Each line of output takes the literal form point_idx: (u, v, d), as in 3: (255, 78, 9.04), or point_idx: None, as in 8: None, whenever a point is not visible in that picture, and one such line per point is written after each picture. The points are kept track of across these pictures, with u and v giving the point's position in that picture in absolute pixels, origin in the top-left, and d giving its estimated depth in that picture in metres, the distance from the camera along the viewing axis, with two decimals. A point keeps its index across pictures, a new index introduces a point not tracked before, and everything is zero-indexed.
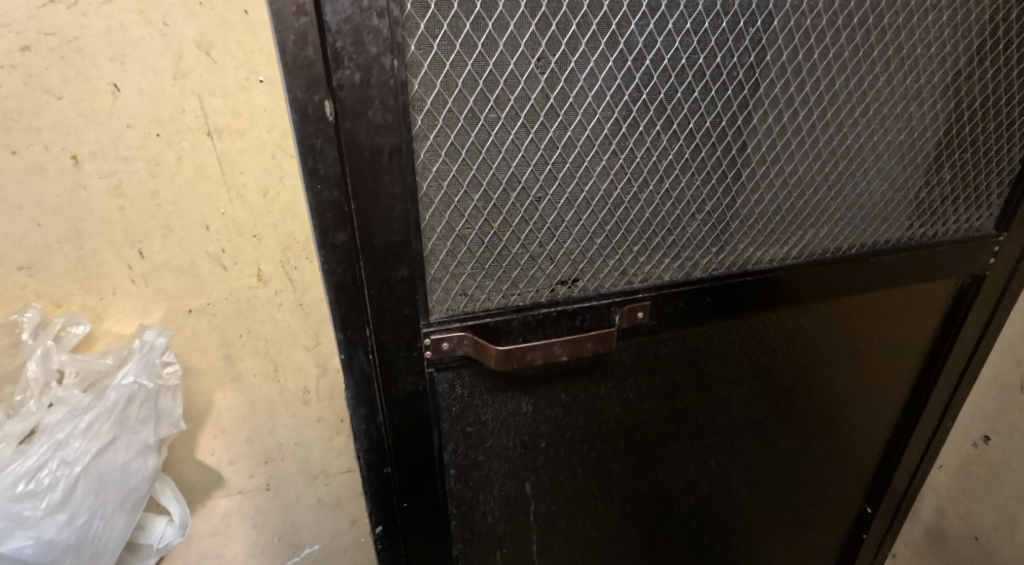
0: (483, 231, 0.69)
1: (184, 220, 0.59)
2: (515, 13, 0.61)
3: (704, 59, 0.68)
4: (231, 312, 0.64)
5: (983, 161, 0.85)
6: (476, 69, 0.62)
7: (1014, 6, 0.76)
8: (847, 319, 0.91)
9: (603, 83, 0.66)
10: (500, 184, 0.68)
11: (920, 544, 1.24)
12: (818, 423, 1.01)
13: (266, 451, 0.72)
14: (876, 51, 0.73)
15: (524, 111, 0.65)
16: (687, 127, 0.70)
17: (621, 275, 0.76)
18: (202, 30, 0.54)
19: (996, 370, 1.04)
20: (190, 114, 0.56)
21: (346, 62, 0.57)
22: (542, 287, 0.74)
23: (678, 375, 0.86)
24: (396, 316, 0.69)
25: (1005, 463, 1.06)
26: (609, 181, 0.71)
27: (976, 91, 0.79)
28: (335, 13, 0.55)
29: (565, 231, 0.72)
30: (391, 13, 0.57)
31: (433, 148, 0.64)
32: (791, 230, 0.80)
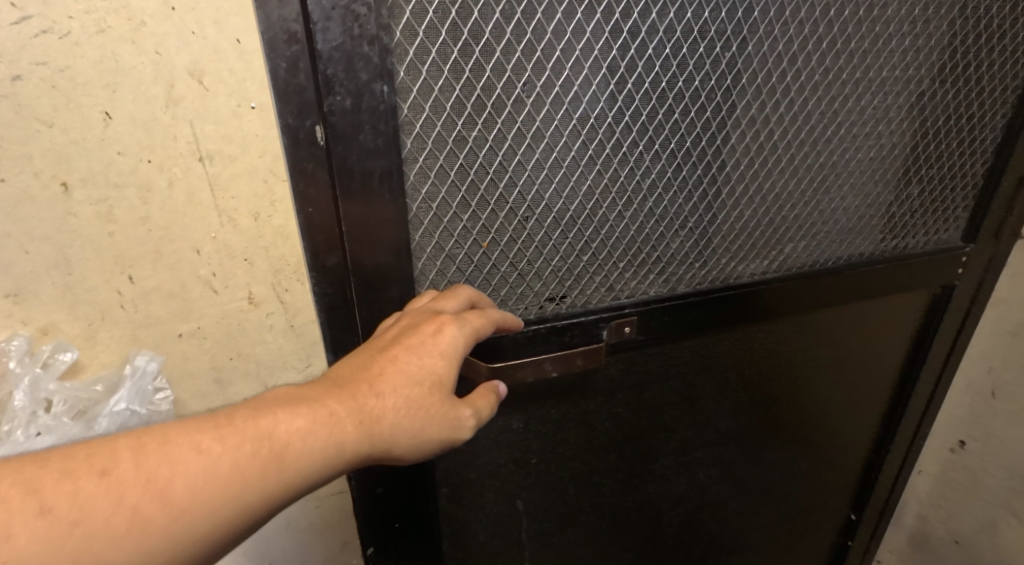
0: (472, 251, 0.71)
1: (175, 245, 0.60)
2: (501, 39, 0.63)
3: (682, 82, 0.70)
4: (222, 335, 0.65)
5: (948, 176, 0.89)
6: (464, 93, 0.64)
7: (972, 30, 0.80)
8: (829, 330, 0.94)
9: (587, 106, 0.68)
10: (488, 204, 0.69)
11: (904, 550, 1.26)
12: (804, 432, 1.03)
13: None
14: (845, 74, 0.76)
15: (511, 134, 0.67)
16: (669, 146, 0.73)
17: (608, 291, 0.78)
18: (195, 58, 0.54)
19: (969, 377, 1.07)
20: (182, 140, 0.57)
21: (338, 88, 0.58)
22: (530, 304, 0.75)
23: (666, 389, 0.88)
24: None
25: (981, 467, 1.09)
26: (594, 199, 0.72)
27: (940, 110, 0.83)
28: (327, 41, 0.56)
29: (553, 249, 0.73)
30: (380, 41, 0.58)
31: (422, 170, 0.65)
32: (770, 245, 0.83)
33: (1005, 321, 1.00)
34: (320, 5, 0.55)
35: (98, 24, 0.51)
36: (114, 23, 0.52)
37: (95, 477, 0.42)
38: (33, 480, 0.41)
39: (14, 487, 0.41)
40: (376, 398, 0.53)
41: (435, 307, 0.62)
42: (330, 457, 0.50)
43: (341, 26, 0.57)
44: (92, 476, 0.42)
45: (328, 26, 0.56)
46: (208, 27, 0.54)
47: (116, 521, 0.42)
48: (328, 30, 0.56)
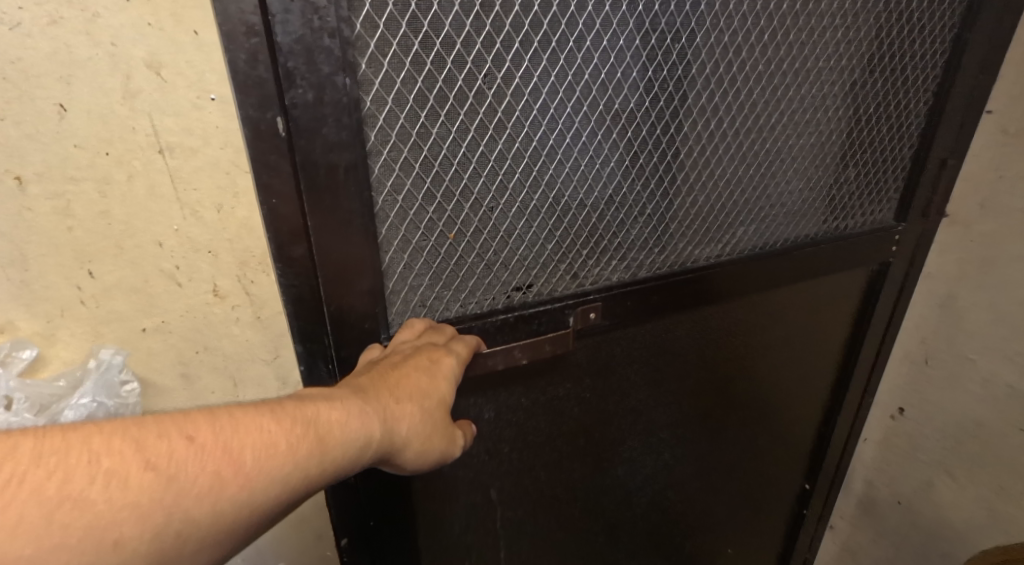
0: (439, 242, 0.71)
1: (136, 239, 0.58)
2: (461, 31, 0.63)
3: (637, 72, 0.72)
4: (188, 329, 0.63)
5: (881, 160, 0.95)
6: (426, 86, 0.64)
7: (896, 23, 0.86)
8: (779, 310, 0.99)
9: (547, 97, 0.69)
10: (453, 196, 0.69)
11: (853, 515, 1.34)
12: (760, 407, 1.08)
13: None
14: (785, 64, 0.80)
15: (474, 125, 0.67)
16: (626, 136, 0.75)
17: (573, 278, 0.80)
18: (152, 50, 0.53)
19: (906, 348, 1.16)
20: (141, 132, 0.55)
21: (299, 81, 0.58)
22: (498, 295, 0.76)
23: (632, 373, 0.90)
24: (356, 330, 0.70)
25: (918, 431, 1.18)
26: (556, 189, 0.74)
27: (871, 97, 0.89)
28: (287, 35, 0.56)
29: (518, 238, 0.75)
30: (342, 34, 0.58)
31: (387, 162, 0.65)
32: (723, 229, 0.87)
33: (936, 293, 1.10)
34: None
35: (51, 15, 0.50)
36: (66, 14, 0.50)
37: (184, 440, 0.44)
38: (137, 439, 0.43)
39: (122, 442, 0.42)
40: (398, 404, 0.56)
41: (430, 336, 0.68)
42: (363, 450, 0.52)
43: (301, 19, 0.56)
44: (179, 440, 0.43)
45: (287, 18, 0.55)
46: (165, 20, 0.53)
47: (200, 483, 0.43)
48: (287, 23, 0.55)
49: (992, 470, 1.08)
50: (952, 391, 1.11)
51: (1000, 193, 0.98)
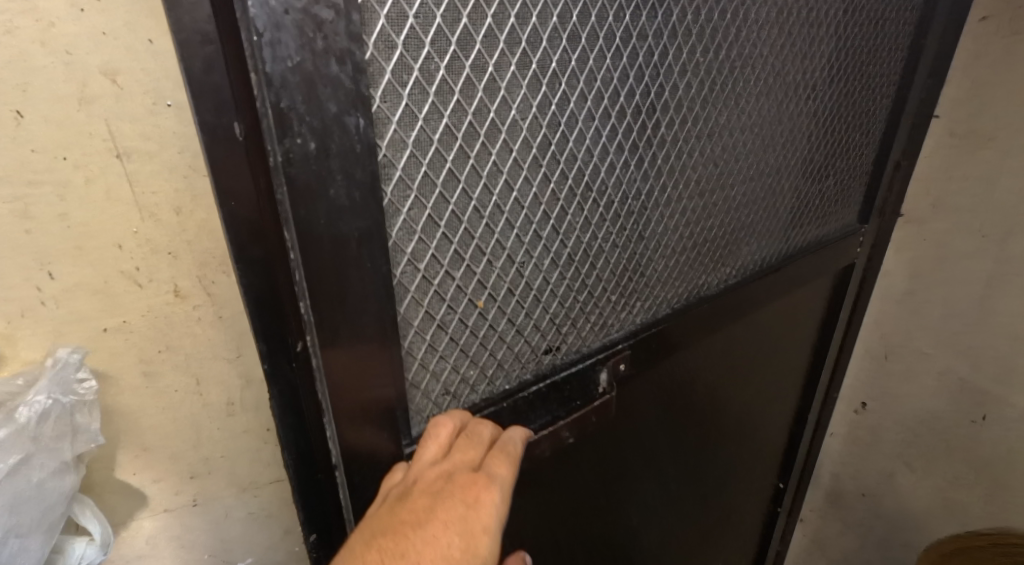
0: (467, 313, 0.59)
1: (98, 240, 0.54)
2: (494, 51, 0.52)
3: (670, 91, 0.65)
4: (150, 329, 0.59)
5: (852, 167, 0.99)
6: (454, 120, 0.52)
7: (870, 33, 0.87)
8: (766, 326, 1.03)
9: (583, 125, 0.59)
10: (483, 257, 0.58)
11: (823, 507, 1.50)
12: (745, 422, 1.14)
13: (192, 467, 0.67)
14: (793, 77, 0.79)
15: (507, 166, 0.56)
16: (657, 164, 0.68)
17: (601, 328, 0.73)
18: (108, 59, 0.50)
19: (867, 343, 1.30)
20: (98, 138, 0.51)
21: (297, 127, 0.43)
22: (527, 362, 0.67)
23: (648, 413, 0.88)
24: (371, 451, 0.57)
25: (880, 424, 1.33)
26: (591, 230, 0.65)
27: (847, 107, 0.91)
28: (278, 62, 0.42)
29: (551, 295, 0.66)
30: (353, 57, 0.44)
31: (406, 224, 0.52)
32: (731, 251, 0.86)
33: (895, 290, 1.22)
34: (272, 11, 0.41)
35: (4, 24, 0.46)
36: (21, 25, 0.47)
37: None
38: None
39: None
40: None
41: (459, 456, 0.56)
42: None
43: (297, 36, 0.42)
44: None
45: (279, 38, 0.41)
46: (119, 28, 0.49)
47: None
48: (280, 44, 0.41)
49: (947, 461, 1.25)
50: (908, 384, 1.27)
51: (949, 193, 1.11)
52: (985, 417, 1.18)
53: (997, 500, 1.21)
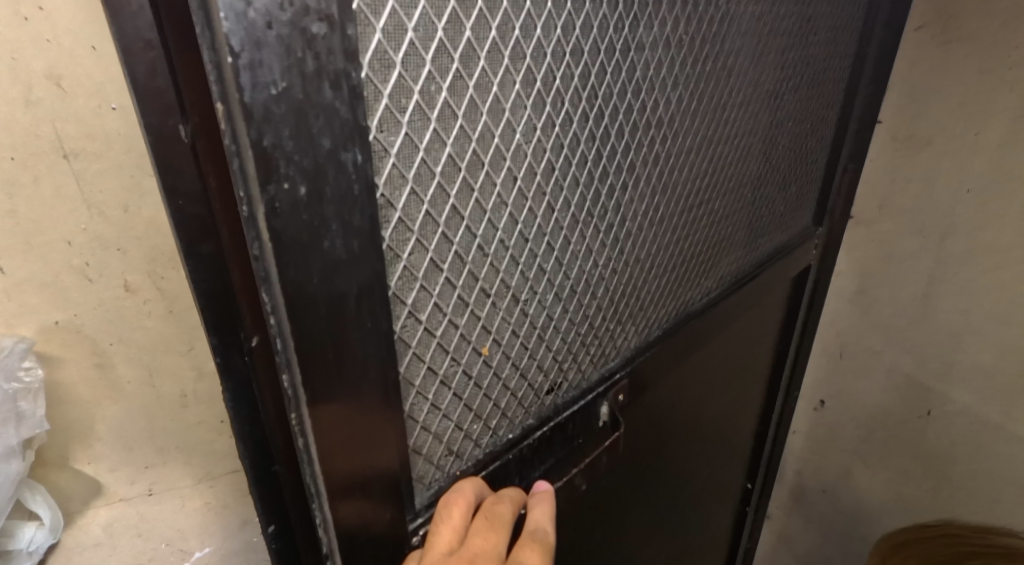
0: (471, 361, 0.56)
1: (45, 236, 0.60)
2: (498, 69, 0.48)
3: (663, 108, 0.63)
4: (100, 322, 0.65)
5: (810, 170, 1.02)
6: (456, 149, 0.47)
7: (828, 37, 0.88)
8: (741, 335, 1.03)
9: (584, 146, 0.57)
10: (486, 299, 0.55)
11: (788, 505, 1.53)
12: (722, 431, 1.15)
13: (146, 457, 0.74)
14: (768, 87, 0.79)
15: (511, 198, 0.53)
16: (651, 185, 0.67)
17: (600, 358, 0.72)
18: (50, 63, 0.55)
19: (823, 341, 1.33)
20: (43, 138, 0.57)
21: (283, 169, 0.38)
22: (530, 406, 0.65)
23: (641, 438, 0.86)
24: (375, 531, 0.52)
25: (838, 420, 1.36)
26: (591, 258, 0.64)
27: (809, 112, 0.92)
28: (259, 89, 0.35)
29: (554, 330, 0.63)
30: (349, 81, 0.38)
31: (407, 270, 0.47)
32: (713, 264, 0.86)
33: (847, 288, 1.25)
34: (252, 25, 0.34)
35: None
36: None
37: None
38: None
39: None
40: None
41: (478, 543, 0.53)
42: None
43: (282, 56, 0.35)
44: None
45: (260, 59, 0.35)
46: (62, 35, 0.55)
47: None
48: (261, 66, 0.35)
49: (898, 455, 1.28)
50: (859, 381, 1.30)
51: (894, 195, 1.13)
52: (930, 412, 1.21)
53: (942, 493, 1.24)
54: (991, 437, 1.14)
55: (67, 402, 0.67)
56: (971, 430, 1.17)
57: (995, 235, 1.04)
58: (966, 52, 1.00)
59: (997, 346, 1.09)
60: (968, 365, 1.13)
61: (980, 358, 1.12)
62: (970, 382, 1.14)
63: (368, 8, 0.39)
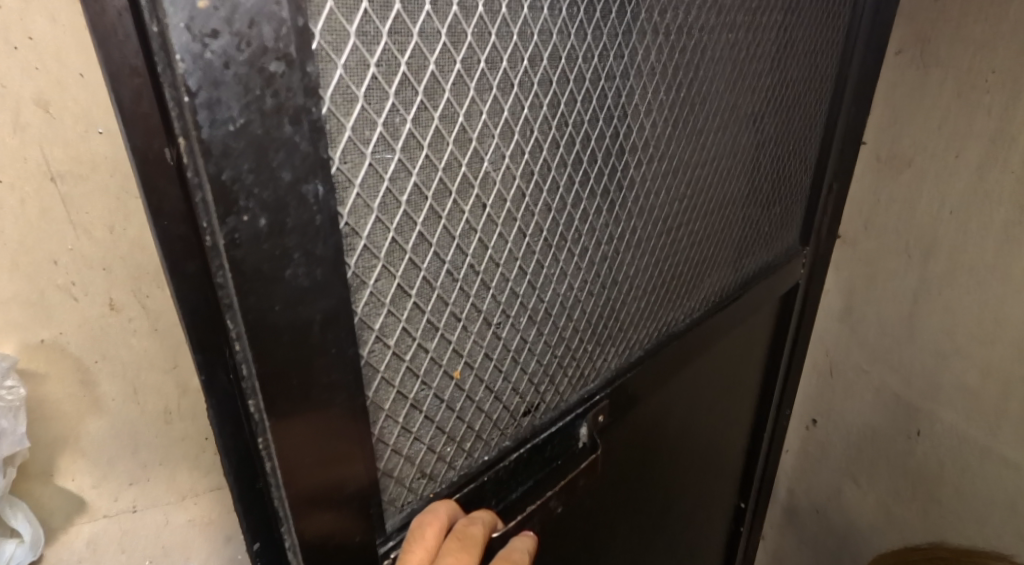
0: (443, 385, 0.56)
1: (32, 256, 0.58)
2: (464, 100, 0.48)
3: (637, 133, 0.64)
4: (86, 340, 0.64)
5: (793, 190, 1.03)
6: (422, 178, 0.47)
7: (806, 60, 0.90)
8: (730, 355, 1.05)
9: (556, 172, 0.58)
10: (457, 323, 0.55)
11: (781, 522, 1.56)
12: (713, 450, 1.16)
13: (130, 473, 0.71)
14: (745, 110, 0.80)
15: (481, 224, 0.53)
16: (627, 208, 0.67)
17: (579, 379, 0.72)
18: (39, 91, 0.55)
19: (813, 359, 1.36)
20: (32, 161, 0.56)
21: (243, 202, 0.38)
22: (506, 428, 0.65)
23: (628, 458, 0.87)
24: (347, 554, 0.52)
25: (828, 439, 1.39)
26: (566, 281, 0.64)
27: (789, 134, 0.94)
28: (217, 126, 0.36)
29: (529, 352, 0.64)
30: (309, 115, 0.39)
31: (374, 296, 0.48)
32: (696, 285, 0.86)
33: (835, 308, 1.28)
34: (209, 65, 0.35)
35: None
36: None
37: None
38: None
39: None
40: None
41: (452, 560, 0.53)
42: None
43: (241, 94, 0.36)
44: None
45: (217, 97, 0.36)
46: (49, 61, 0.54)
47: None
48: (219, 105, 0.36)
49: (888, 474, 1.29)
50: (851, 399, 1.31)
51: (877, 214, 1.16)
52: (919, 432, 1.21)
53: (931, 515, 1.24)
54: (977, 458, 1.14)
55: (46, 426, 0.64)
56: (957, 451, 1.17)
57: (975, 255, 1.05)
58: (942, 76, 1.02)
59: (978, 365, 1.09)
60: (952, 384, 1.14)
61: (964, 379, 1.12)
62: (955, 402, 1.14)
63: (329, 46, 0.40)
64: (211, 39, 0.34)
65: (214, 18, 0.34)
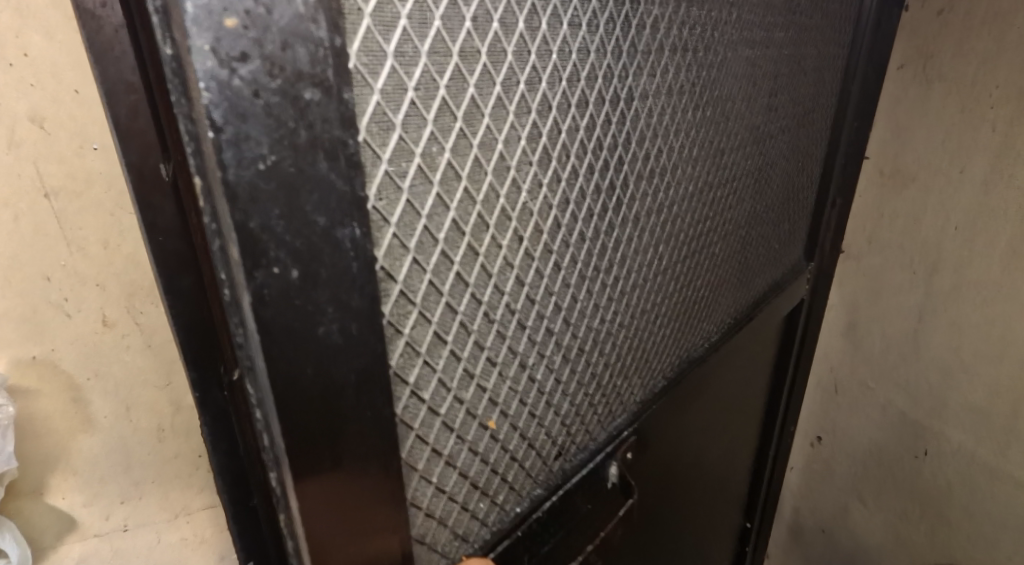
0: (478, 436, 0.54)
1: (24, 273, 0.61)
2: (503, 126, 0.46)
3: (665, 158, 0.63)
4: (78, 357, 0.66)
5: (800, 206, 1.03)
6: (460, 214, 0.45)
7: (815, 75, 0.89)
8: (740, 374, 1.03)
9: (591, 200, 0.56)
10: (493, 369, 0.53)
11: (784, 541, 1.54)
12: (720, 472, 1.13)
13: (120, 492, 0.73)
14: (761, 128, 0.79)
15: (518, 259, 0.51)
16: (655, 238, 0.66)
17: (607, 415, 0.71)
18: (35, 107, 0.57)
19: (818, 376, 1.33)
20: (26, 178, 0.58)
21: (273, 252, 0.36)
22: (538, 476, 0.63)
23: (647, 493, 0.84)
24: None
25: (834, 456, 1.36)
26: (598, 317, 0.63)
27: (799, 150, 0.93)
28: (245, 165, 0.34)
29: (562, 393, 0.62)
30: (346, 149, 0.36)
31: (408, 347, 0.45)
32: (715, 308, 0.85)
33: (840, 323, 1.25)
34: (237, 94, 0.32)
35: None
36: None
37: None
38: None
39: None
40: None
41: None
42: None
43: (271, 127, 0.34)
44: None
45: (246, 131, 0.33)
46: (44, 79, 0.57)
47: None
48: (246, 140, 0.33)
49: (895, 495, 1.27)
50: (855, 418, 1.29)
51: (881, 230, 1.14)
52: (926, 452, 1.19)
53: (939, 535, 1.21)
54: (985, 477, 1.12)
55: (37, 441, 0.67)
56: (966, 470, 1.14)
57: (979, 271, 1.04)
58: (943, 91, 1.01)
59: (984, 383, 1.07)
60: (959, 404, 1.12)
61: (971, 398, 1.10)
62: (960, 420, 1.12)
63: (366, 68, 0.36)
64: (239, 64, 0.32)
65: (243, 39, 0.32)
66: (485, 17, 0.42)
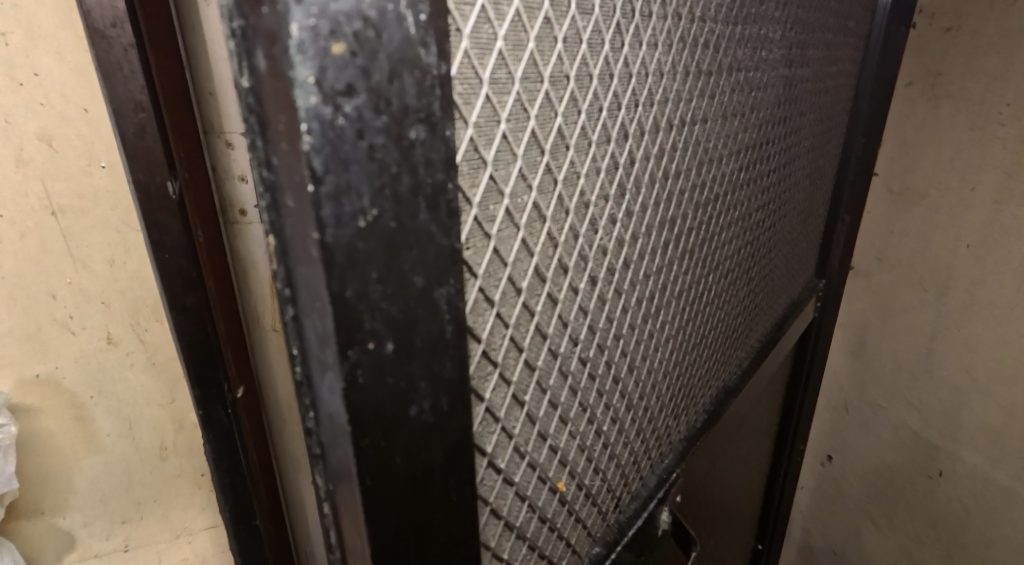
0: (548, 500, 0.51)
1: (27, 291, 0.65)
2: (586, 160, 0.43)
3: (717, 186, 0.62)
4: (84, 374, 0.70)
5: (816, 225, 1.02)
6: (543, 261, 0.42)
7: (834, 92, 0.88)
8: (756, 396, 1.01)
9: (657, 234, 0.54)
10: (564, 427, 0.50)
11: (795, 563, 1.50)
12: (733, 494, 1.10)
13: (121, 512, 0.78)
14: (791, 151, 0.78)
15: (592, 304, 0.49)
16: (703, 272, 0.66)
17: (657, 457, 0.69)
18: (43, 125, 0.61)
19: (828, 395, 1.29)
20: (33, 196, 0.62)
21: (369, 324, 0.33)
22: (596, 533, 0.61)
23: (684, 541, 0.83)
24: None
25: (845, 476, 1.32)
26: (654, 359, 0.61)
27: (818, 167, 0.92)
28: (344, 223, 0.31)
29: (621, 441, 0.61)
30: (446, 196, 0.33)
31: (488, 413, 0.41)
32: (745, 334, 0.85)
33: (850, 337, 1.21)
34: (339, 135, 0.29)
35: None
36: None
37: None
38: None
39: None
40: None
41: None
42: None
43: (373, 174, 0.31)
44: None
45: (346, 181, 0.30)
46: (55, 98, 0.61)
47: None
48: (347, 192, 0.30)
49: (907, 520, 1.23)
50: (866, 436, 1.25)
51: (891, 246, 1.11)
52: (940, 473, 1.15)
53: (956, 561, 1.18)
54: (1003, 501, 1.09)
55: (39, 457, 0.71)
56: (984, 494, 1.11)
57: (993, 290, 1.01)
58: (951, 107, 0.99)
59: (1003, 404, 1.05)
60: (975, 425, 1.09)
61: (987, 420, 1.07)
62: (977, 443, 1.09)
63: (461, 98, 0.33)
64: (344, 98, 0.29)
65: (349, 67, 0.29)
66: (575, 37, 0.39)
